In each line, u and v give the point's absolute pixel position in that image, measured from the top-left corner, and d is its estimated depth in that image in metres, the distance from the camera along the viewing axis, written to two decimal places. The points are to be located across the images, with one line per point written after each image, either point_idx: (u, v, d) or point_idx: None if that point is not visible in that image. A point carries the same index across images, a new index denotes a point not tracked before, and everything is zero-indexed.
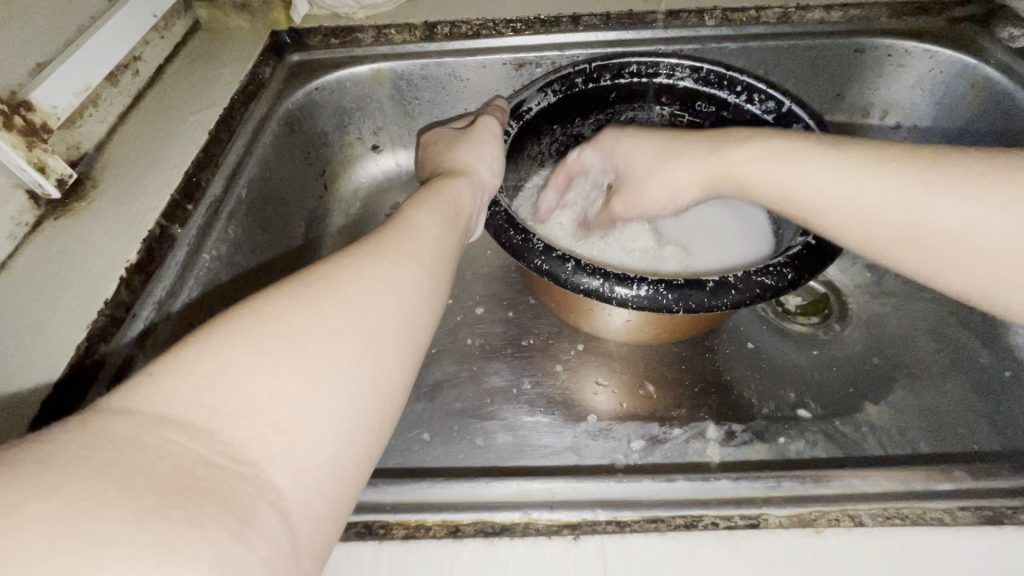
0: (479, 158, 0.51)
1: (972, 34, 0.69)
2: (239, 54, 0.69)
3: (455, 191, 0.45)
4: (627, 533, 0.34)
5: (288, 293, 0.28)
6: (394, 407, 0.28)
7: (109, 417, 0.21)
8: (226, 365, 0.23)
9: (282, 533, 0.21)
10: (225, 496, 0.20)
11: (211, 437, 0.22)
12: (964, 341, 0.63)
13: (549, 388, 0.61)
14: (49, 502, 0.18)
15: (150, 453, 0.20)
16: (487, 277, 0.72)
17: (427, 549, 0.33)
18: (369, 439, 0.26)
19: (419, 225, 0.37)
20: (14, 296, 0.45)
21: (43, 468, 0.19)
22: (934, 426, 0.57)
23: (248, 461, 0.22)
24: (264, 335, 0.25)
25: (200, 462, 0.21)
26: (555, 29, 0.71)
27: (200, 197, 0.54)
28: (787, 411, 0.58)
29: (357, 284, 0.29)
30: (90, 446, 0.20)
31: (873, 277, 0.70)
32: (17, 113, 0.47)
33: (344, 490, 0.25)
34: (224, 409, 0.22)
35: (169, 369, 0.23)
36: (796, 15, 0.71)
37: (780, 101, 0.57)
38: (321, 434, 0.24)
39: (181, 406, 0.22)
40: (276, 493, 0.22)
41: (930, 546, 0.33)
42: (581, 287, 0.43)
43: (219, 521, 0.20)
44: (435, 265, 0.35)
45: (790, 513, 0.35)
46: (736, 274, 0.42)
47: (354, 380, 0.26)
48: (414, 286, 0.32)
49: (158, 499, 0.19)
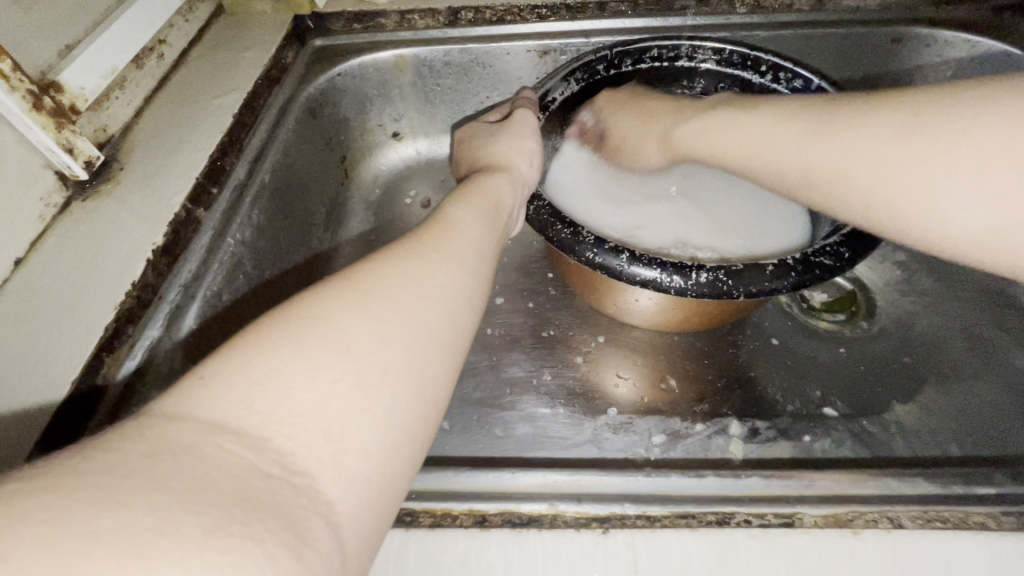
0: (517, 153, 0.50)
1: (1016, 24, 0.66)
2: (262, 38, 0.69)
3: (493, 187, 0.44)
4: (657, 528, 0.34)
5: (331, 292, 0.27)
6: (437, 414, 0.27)
7: (165, 423, 0.21)
8: (277, 368, 0.23)
9: (333, 548, 0.21)
10: (282, 510, 0.20)
11: (264, 445, 0.21)
12: (999, 341, 0.61)
13: (569, 380, 0.60)
14: (111, 517, 0.17)
15: (208, 463, 0.19)
16: (508, 267, 0.71)
17: (454, 539, 0.33)
18: (414, 446, 0.25)
19: (460, 222, 0.37)
20: (45, 277, 0.45)
21: (102, 478, 0.18)
22: (967, 427, 0.55)
23: (301, 470, 0.21)
24: (312, 338, 0.24)
25: (256, 473, 0.20)
26: (581, 15, 0.70)
27: (225, 181, 0.54)
28: (813, 409, 0.57)
29: (401, 284, 0.28)
30: (149, 456, 0.19)
31: (904, 275, 0.68)
32: (47, 94, 0.47)
33: (389, 501, 0.24)
34: (274, 416, 0.22)
35: (218, 372, 0.22)
36: (831, 2, 0.68)
37: (809, 78, 0.56)
38: (369, 443, 0.23)
39: (234, 413, 0.21)
40: (327, 506, 0.21)
41: (974, 552, 0.32)
42: (638, 279, 0.42)
43: (276, 536, 0.19)
44: (476, 264, 0.34)
45: (825, 513, 0.34)
46: (793, 257, 0.42)
47: (401, 386, 0.25)
48: (456, 287, 0.31)
49: (220, 513, 0.18)
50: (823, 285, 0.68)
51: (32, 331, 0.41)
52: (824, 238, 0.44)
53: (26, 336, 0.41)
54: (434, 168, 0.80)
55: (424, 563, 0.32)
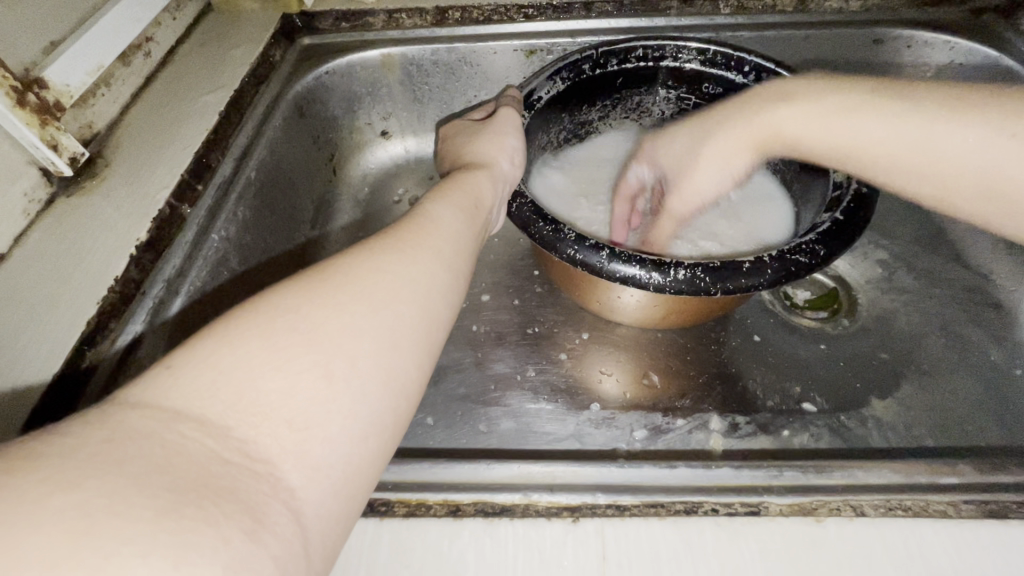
0: (499, 150, 0.51)
1: (994, 26, 0.67)
2: (250, 36, 0.69)
3: (473, 184, 0.45)
4: (627, 516, 0.34)
5: (302, 285, 0.27)
6: (407, 405, 0.28)
7: (128, 410, 0.21)
8: (243, 358, 0.23)
9: (293, 533, 0.21)
10: (240, 495, 0.20)
11: (226, 433, 0.21)
12: (974, 338, 0.62)
13: (553, 375, 0.61)
14: (69, 498, 0.18)
15: (167, 450, 0.20)
16: (494, 264, 0.72)
17: (427, 527, 0.34)
18: (381, 437, 0.26)
19: (439, 218, 0.37)
20: (27, 273, 0.45)
21: (63, 461, 0.19)
22: (941, 422, 0.56)
23: (262, 458, 0.22)
24: (281, 330, 0.25)
25: (216, 459, 0.21)
26: (567, 15, 0.70)
27: (210, 178, 0.54)
28: (793, 404, 0.58)
29: (375, 278, 0.29)
30: (109, 441, 0.20)
31: (884, 273, 0.69)
32: (31, 90, 0.47)
33: (356, 489, 0.25)
34: (239, 405, 0.22)
35: (185, 362, 0.23)
36: (814, 4, 0.69)
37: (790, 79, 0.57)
38: (334, 433, 0.24)
39: (197, 401, 0.22)
40: (288, 492, 0.22)
41: (933, 538, 0.33)
42: (616, 275, 0.43)
43: (233, 520, 0.19)
44: (454, 260, 0.34)
45: (791, 502, 0.35)
46: (770, 254, 0.43)
47: (370, 377, 0.26)
48: (431, 281, 0.31)
49: (175, 497, 0.19)
50: (806, 283, 0.69)
51: (13, 326, 0.42)
52: (803, 235, 0.45)
53: (7, 329, 0.41)
54: (422, 166, 0.81)
55: (398, 551, 0.33)
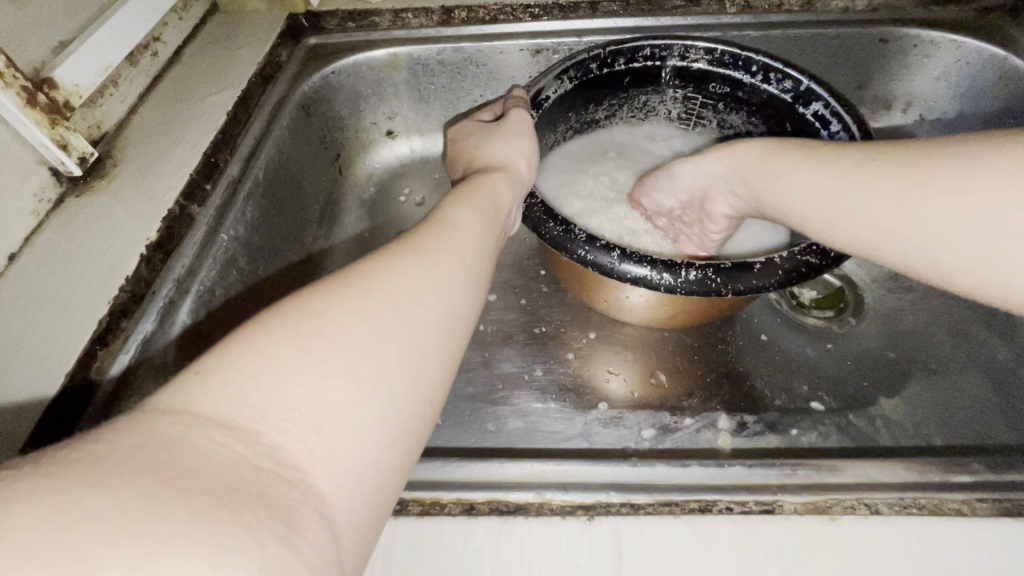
0: (516, 153, 0.51)
1: (1002, 24, 0.67)
2: (256, 36, 0.69)
3: (488, 186, 0.45)
4: (641, 515, 0.34)
5: (326, 289, 0.27)
6: (432, 410, 0.28)
7: (158, 416, 0.21)
8: (270, 364, 0.23)
9: (326, 539, 0.21)
10: (272, 500, 0.20)
11: (257, 438, 0.21)
12: (982, 337, 0.62)
13: (561, 375, 0.61)
14: (105, 501, 0.18)
15: (199, 455, 0.20)
16: (501, 264, 0.72)
17: (442, 526, 0.34)
18: (408, 442, 0.26)
19: (457, 222, 0.37)
20: (38, 273, 0.45)
21: (96, 465, 0.19)
22: (948, 420, 0.56)
23: (293, 464, 0.22)
24: (308, 334, 0.25)
25: (247, 464, 0.21)
26: (573, 15, 0.70)
27: (219, 178, 0.54)
28: (801, 403, 0.58)
29: (398, 282, 0.29)
30: (141, 446, 0.20)
31: (891, 272, 0.68)
32: (41, 91, 0.47)
33: (383, 495, 0.24)
34: (268, 410, 0.22)
35: (213, 367, 0.23)
36: (820, 4, 0.69)
37: (798, 79, 0.57)
38: (363, 438, 0.24)
39: (227, 406, 0.22)
40: (320, 498, 0.22)
41: (946, 536, 0.33)
42: (628, 276, 0.43)
43: (266, 526, 0.19)
44: (474, 262, 0.34)
45: (805, 500, 0.35)
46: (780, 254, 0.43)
47: (396, 382, 0.25)
48: (454, 285, 0.31)
49: (209, 500, 0.19)
50: (812, 282, 0.69)
51: (26, 325, 0.42)
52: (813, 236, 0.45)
53: (19, 328, 0.42)
54: (428, 166, 0.81)
55: (413, 550, 0.33)
